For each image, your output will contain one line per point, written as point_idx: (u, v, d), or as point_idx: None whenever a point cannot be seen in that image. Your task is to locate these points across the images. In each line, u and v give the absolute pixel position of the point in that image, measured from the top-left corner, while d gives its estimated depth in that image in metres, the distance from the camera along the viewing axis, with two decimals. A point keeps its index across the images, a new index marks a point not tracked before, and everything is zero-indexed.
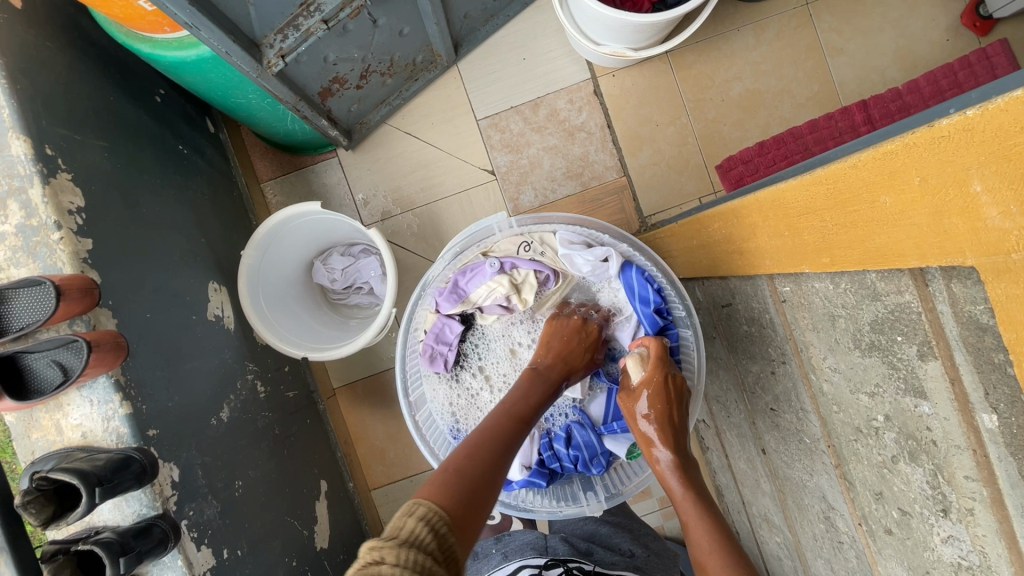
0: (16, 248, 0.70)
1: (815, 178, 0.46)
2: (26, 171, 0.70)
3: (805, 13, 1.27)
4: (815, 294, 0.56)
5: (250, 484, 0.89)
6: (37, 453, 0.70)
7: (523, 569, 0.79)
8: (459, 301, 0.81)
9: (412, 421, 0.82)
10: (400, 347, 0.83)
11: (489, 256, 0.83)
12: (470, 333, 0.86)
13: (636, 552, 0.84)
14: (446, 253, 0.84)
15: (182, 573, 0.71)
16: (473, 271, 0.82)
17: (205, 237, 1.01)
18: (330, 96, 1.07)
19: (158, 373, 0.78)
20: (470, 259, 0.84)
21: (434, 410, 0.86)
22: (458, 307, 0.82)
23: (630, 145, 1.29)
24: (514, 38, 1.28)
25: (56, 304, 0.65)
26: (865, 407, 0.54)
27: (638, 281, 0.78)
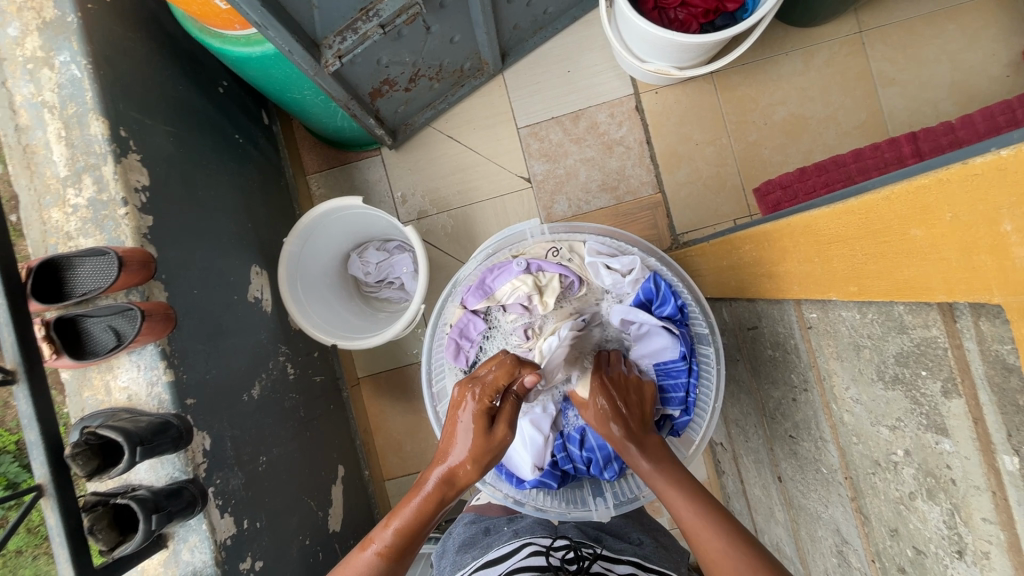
0: (86, 219, 0.76)
1: (848, 207, 0.47)
2: (102, 150, 0.76)
3: (857, 41, 1.26)
4: (841, 322, 0.56)
5: (273, 461, 0.93)
6: (86, 410, 0.76)
7: (527, 546, 0.72)
8: (485, 297, 0.84)
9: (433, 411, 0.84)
10: (425, 339, 0.85)
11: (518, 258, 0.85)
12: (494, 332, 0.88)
13: (645, 542, 0.79)
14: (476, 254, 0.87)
15: (205, 537, 0.74)
16: (500, 269, 0.84)
17: (252, 223, 1.07)
18: (379, 97, 1.11)
19: (200, 346, 0.83)
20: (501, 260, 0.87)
21: None
22: (484, 303, 0.84)
23: (668, 162, 1.29)
24: (560, 50, 1.31)
25: (117, 272, 0.70)
26: (885, 441, 0.54)
27: (662, 291, 0.78)
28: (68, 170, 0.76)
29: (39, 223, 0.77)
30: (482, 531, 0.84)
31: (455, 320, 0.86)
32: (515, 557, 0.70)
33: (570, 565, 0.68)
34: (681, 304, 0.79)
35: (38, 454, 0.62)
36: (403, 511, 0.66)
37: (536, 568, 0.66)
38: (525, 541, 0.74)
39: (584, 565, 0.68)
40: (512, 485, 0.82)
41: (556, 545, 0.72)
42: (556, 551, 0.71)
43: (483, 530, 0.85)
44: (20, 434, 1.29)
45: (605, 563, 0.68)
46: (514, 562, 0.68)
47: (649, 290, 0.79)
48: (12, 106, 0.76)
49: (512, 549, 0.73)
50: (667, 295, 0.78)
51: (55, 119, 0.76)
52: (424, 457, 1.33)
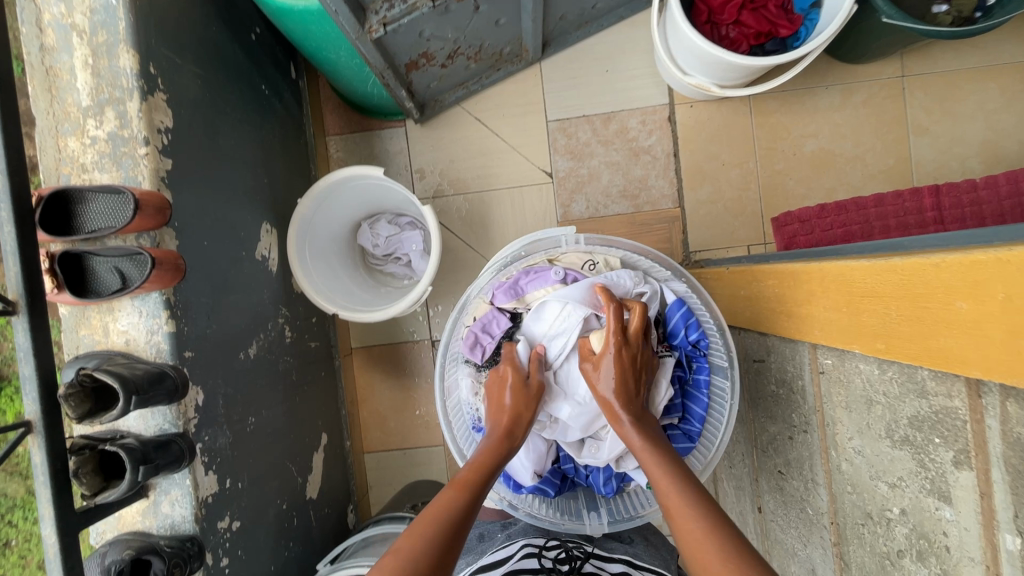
0: (104, 153, 0.74)
1: (892, 264, 0.46)
2: (128, 85, 0.73)
3: (898, 85, 1.25)
4: (857, 374, 0.56)
5: (262, 422, 0.93)
6: (81, 348, 0.74)
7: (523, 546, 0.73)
8: (515, 297, 0.80)
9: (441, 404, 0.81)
10: (445, 329, 0.81)
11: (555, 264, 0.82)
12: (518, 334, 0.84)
13: (636, 541, 0.82)
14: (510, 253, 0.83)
15: (187, 492, 0.74)
16: (536, 274, 0.80)
17: (268, 178, 1.05)
18: (415, 69, 1.09)
19: (204, 300, 0.81)
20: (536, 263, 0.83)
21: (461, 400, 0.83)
22: (513, 303, 0.80)
23: (691, 178, 1.29)
24: (602, 48, 1.28)
25: (133, 214, 0.68)
26: (881, 496, 0.55)
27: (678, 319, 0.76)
28: (90, 100, 0.73)
29: (53, 150, 0.74)
30: (476, 537, 0.87)
31: (479, 314, 0.82)
32: (509, 561, 0.70)
33: (562, 565, 0.68)
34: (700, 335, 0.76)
35: (31, 391, 0.61)
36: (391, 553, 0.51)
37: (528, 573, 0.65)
38: (520, 542, 0.75)
39: (576, 565, 0.68)
40: (508, 491, 0.80)
41: (549, 545, 0.73)
42: (550, 549, 0.72)
43: (478, 535, 0.88)
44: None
45: (597, 562, 0.69)
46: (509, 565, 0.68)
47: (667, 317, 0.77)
48: (39, 23, 0.73)
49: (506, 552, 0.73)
50: (687, 326, 0.76)
51: (84, 45, 0.73)
52: (407, 435, 1.34)
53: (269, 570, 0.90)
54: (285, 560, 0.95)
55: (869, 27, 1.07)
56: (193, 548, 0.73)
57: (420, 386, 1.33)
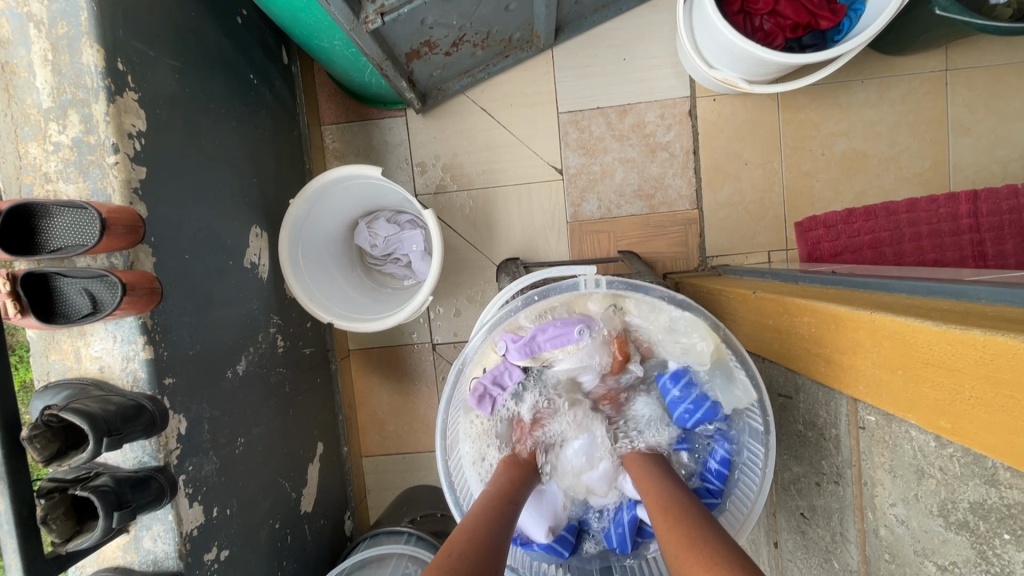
0: (69, 161, 0.66)
1: (967, 337, 0.40)
2: (93, 85, 0.65)
3: (940, 80, 1.15)
4: (907, 440, 0.50)
5: (253, 441, 0.88)
6: (52, 375, 0.69)
7: None
8: (529, 354, 0.73)
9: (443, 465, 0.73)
10: (448, 387, 0.71)
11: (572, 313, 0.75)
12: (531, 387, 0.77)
13: None
14: (519, 295, 0.70)
15: (171, 527, 0.70)
16: (554, 327, 0.73)
17: (257, 178, 0.97)
18: (416, 58, 1.00)
19: (186, 319, 0.75)
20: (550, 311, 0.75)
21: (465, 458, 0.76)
22: (526, 360, 0.73)
23: (712, 178, 1.20)
24: (619, 34, 1.18)
25: (100, 234, 0.61)
26: (927, 574, 0.49)
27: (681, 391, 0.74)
28: (52, 101, 0.66)
29: (13, 156, 0.67)
30: None
31: (488, 364, 0.76)
32: None
33: None
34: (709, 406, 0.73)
35: None
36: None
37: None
38: None
39: None
40: (515, 546, 0.75)
41: None
42: None
43: None
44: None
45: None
46: None
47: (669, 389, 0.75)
48: None
49: None
50: (689, 400, 0.73)
51: (42, 38, 0.65)
52: (406, 440, 1.30)
53: None
54: None
55: (918, 17, 0.97)
56: None
57: (420, 390, 1.28)
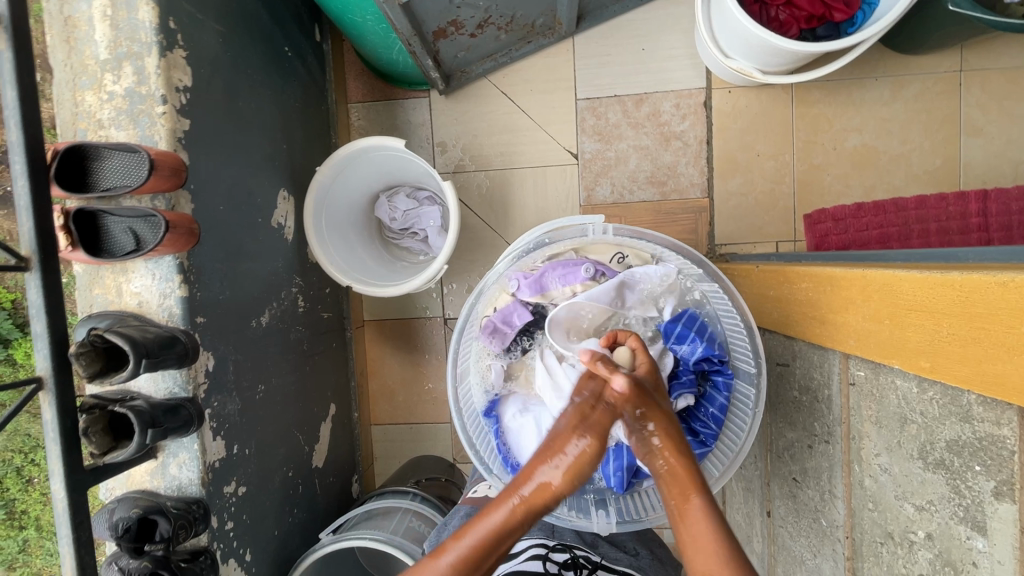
0: (121, 110, 0.72)
1: (948, 278, 0.43)
2: (147, 40, 0.71)
3: (954, 80, 1.17)
4: (892, 389, 0.53)
5: (271, 390, 0.93)
6: (95, 307, 0.74)
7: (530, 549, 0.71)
8: (539, 292, 0.76)
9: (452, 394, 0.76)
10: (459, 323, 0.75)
11: (581, 256, 0.78)
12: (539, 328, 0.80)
13: (642, 553, 0.79)
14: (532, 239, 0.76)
15: (195, 456, 0.74)
16: (565, 268, 0.76)
17: (287, 144, 1.02)
18: (442, 37, 1.04)
19: (217, 266, 0.80)
20: (562, 254, 0.78)
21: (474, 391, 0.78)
22: (536, 298, 0.77)
23: (723, 168, 1.23)
24: (639, 25, 1.22)
25: (147, 175, 0.67)
26: (906, 517, 0.52)
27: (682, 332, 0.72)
28: (108, 54, 0.71)
29: (71, 103, 0.72)
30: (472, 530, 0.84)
31: (499, 305, 0.79)
32: (514, 560, 0.70)
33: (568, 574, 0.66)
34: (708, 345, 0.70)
35: (42, 347, 0.61)
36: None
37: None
38: (527, 542, 0.73)
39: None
40: None
41: (556, 549, 0.70)
42: (556, 554, 0.69)
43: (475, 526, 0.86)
44: (17, 295, 1.30)
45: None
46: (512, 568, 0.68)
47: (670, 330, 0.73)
48: None
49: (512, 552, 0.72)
50: (690, 341, 0.71)
51: None
52: (414, 411, 1.34)
53: (272, 536, 0.91)
54: (289, 527, 0.96)
55: (932, 14, 1.00)
56: (199, 511, 0.73)
57: (430, 363, 1.32)
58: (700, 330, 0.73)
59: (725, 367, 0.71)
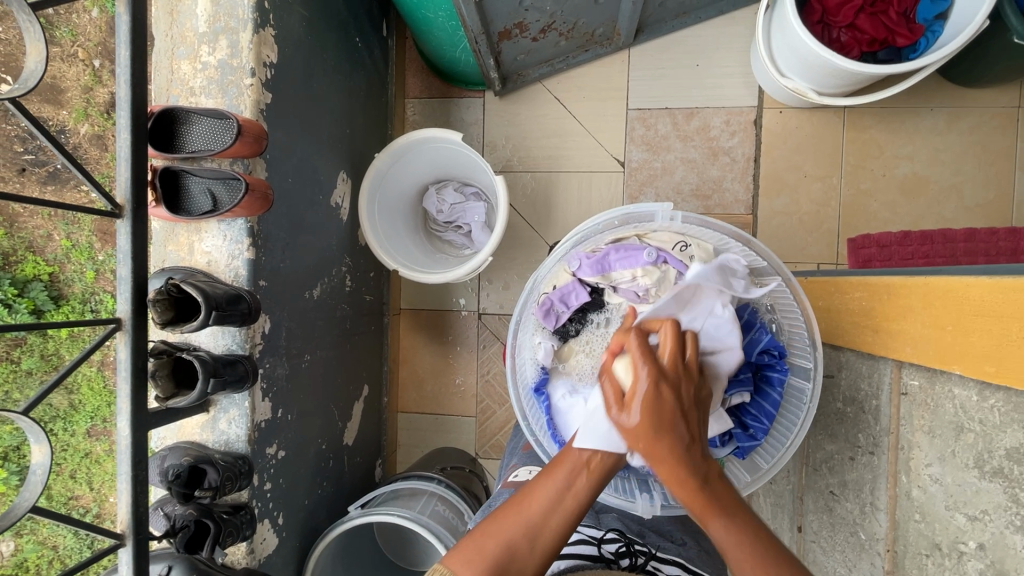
0: (212, 80, 0.77)
1: (1021, 283, 0.44)
2: (244, 16, 0.76)
3: (1012, 116, 1.16)
4: (948, 398, 0.53)
5: (316, 361, 0.95)
6: (167, 263, 0.78)
7: (574, 533, 0.71)
8: (599, 273, 0.76)
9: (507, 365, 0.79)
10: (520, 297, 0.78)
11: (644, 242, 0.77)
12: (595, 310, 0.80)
13: (689, 545, 0.79)
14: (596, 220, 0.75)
15: (245, 413, 0.77)
16: (627, 252, 0.76)
17: (350, 129, 1.07)
18: (506, 39, 1.08)
19: (281, 234, 0.84)
20: (624, 238, 0.78)
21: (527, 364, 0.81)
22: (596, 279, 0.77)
23: (769, 186, 1.24)
24: (695, 42, 1.25)
25: (233, 139, 0.71)
26: (956, 528, 0.52)
27: (746, 323, 0.73)
28: (207, 28, 0.77)
29: (167, 71, 0.78)
30: None
31: (559, 283, 0.79)
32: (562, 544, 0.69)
33: (622, 560, 0.66)
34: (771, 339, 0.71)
35: (124, 291, 0.64)
36: (523, 505, 0.51)
37: (586, 559, 0.65)
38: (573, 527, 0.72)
39: (637, 562, 0.66)
40: None
41: (606, 537, 0.70)
42: (607, 542, 0.69)
43: None
44: (55, 267, 1.35)
45: (657, 564, 0.65)
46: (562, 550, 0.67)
47: (736, 320, 0.73)
48: None
49: None
50: (756, 331, 0.72)
51: None
52: (441, 402, 1.35)
53: (303, 504, 0.93)
54: (318, 498, 0.98)
55: (994, 46, 1.00)
56: (244, 467, 0.76)
57: (461, 355, 1.34)
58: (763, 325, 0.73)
59: (781, 363, 0.72)
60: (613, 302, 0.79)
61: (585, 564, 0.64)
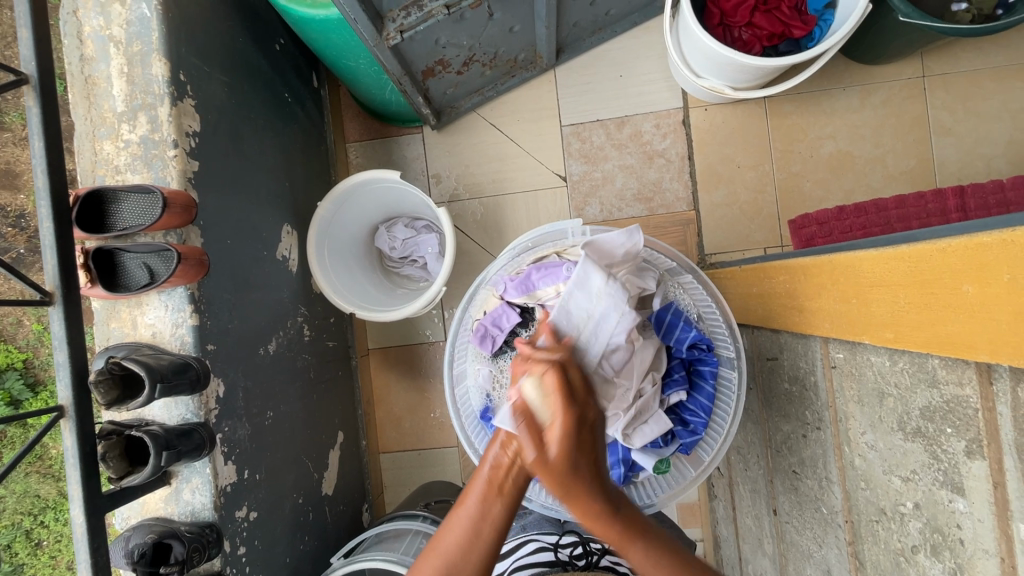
0: (136, 156, 0.78)
1: (899, 252, 0.47)
2: (160, 92, 0.77)
3: (919, 85, 1.23)
4: (868, 366, 0.55)
5: (280, 416, 0.95)
6: (112, 340, 0.78)
7: (532, 542, 0.74)
8: (526, 293, 0.77)
9: (450, 392, 0.82)
10: (454, 325, 0.81)
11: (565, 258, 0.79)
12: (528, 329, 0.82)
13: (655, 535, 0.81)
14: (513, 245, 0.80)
15: (207, 480, 0.77)
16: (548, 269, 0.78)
17: (289, 182, 1.08)
18: (431, 76, 1.12)
19: (225, 296, 0.84)
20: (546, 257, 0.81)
21: (471, 390, 0.84)
22: (523, 299, 0.77)
23: (706, 181, 1.28)
24: (615, 54, 1.30)
25: (160, 212, 0.72)
26: (895, 491, 0.54)
27: (671, 322, 0.75)
28: (125, 106, 0.78)
29: (90, 152, 0.79)
30: None
31: (489, 307, 0.82)
32: (521, 555, 0.72)
33: (579, 561, 0.68)
34: (697, 334, 0.74)
35: (64, 376, 0.64)
36: (440, 545, 0.51)
37: (544, 565, 0.67)
38: (532, 538, 0.75)
39: (592, 561, 0.69)
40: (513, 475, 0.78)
41: (565, 541, 0.73)
42: (565, 547, 0.71)
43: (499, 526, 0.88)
44: (28, 353, 1.33)
45: (612, 559, 0.69)
46: (522, 560, 0.70)
47: (661, 320, 0.76)
48: (80, 36, 0.78)
49: (518, 545, 0.75)
50: (682, 328, 0.74)
51: (119, 54, 0.78)
52: (421, 436, 1.35)
53: (285, 562, 0.92)
54: (300, 554, 0.97)
55: (886, 27, 1.06)
56: (212, 535, 0.75)
57: (434, 387, 1.34)
58: (688, 320, 0.76)
59: (710, 355, 0.75)
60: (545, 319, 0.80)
61: (543, 570, 0.66)
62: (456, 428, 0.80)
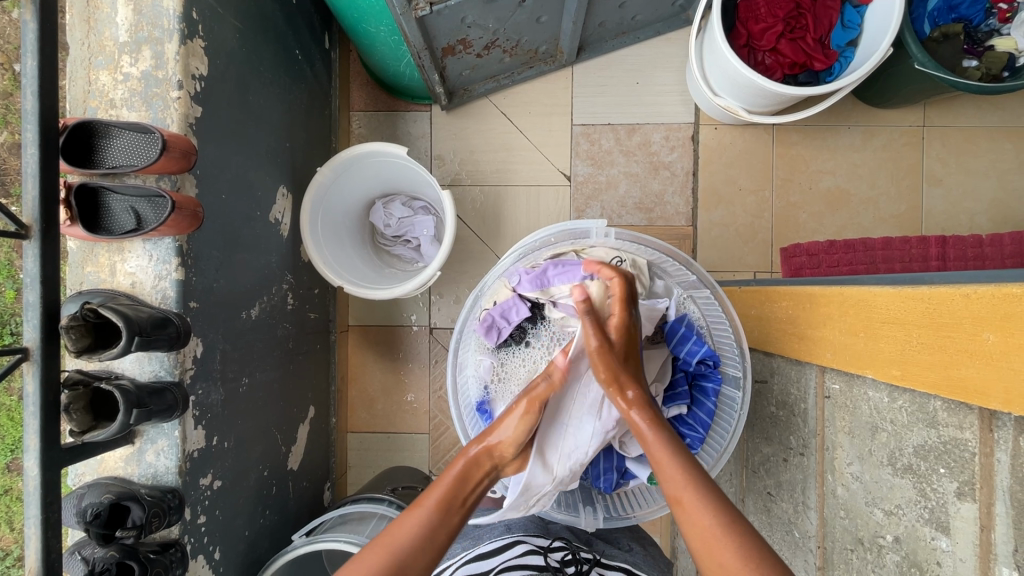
0: (135, 92, 0.73)
1: (918, 292, 0.48)
2: (170, 27, 0.72)
3: (918, 134, 1.27)
4: (864, 400, 0.57)
5: (255, 385, 0.91)
6: (85, 285, 0.73)
7: (521, 544, 0.72)
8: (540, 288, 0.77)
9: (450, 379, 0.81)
10: (462, 312, 0.80)
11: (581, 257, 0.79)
12: (535, 324, 0.82)
13: (634, 549, 0.81)
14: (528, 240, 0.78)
15: (174, 443, 0.73)
16: (565, 268, 0.77)
17: (290, 143, 1.04)
18: (450, 55, 1.09)
19: (214, 253, 0.80)
20: (562, 253, 0.80)
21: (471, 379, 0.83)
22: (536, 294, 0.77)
23: (707, 199, 1.29)
24: (634, 60, 1.29)
25: (157, 154, 0.68)
26: (875, 522, 0.55)
27: (683, 334, 0.77)
28: (128, 37, 0.73)
29: (84, 81, 0.74)
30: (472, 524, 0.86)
31: (499, 298, 0.80)
32: (509, 553, 0.71)
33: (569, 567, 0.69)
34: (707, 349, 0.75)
35: (32, 317, 0.59)
36: (390, 539, 0.52)
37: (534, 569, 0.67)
38: (519, 538, 0.74)
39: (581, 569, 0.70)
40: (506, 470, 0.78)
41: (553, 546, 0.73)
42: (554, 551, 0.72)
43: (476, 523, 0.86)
44: None
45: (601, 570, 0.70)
46: (510, 560, 0.69)
47: (675, 331, 0.77)
48: None
49: (505, 544, 0.73)
50: (693, 342, 0.76)
51: None
52: (393, 420, 1.32)
53: (243, 536, 0.88)
54: (259, 528, 0.93)
55: (899, 73, 1.09)
56: (173, 501, 0.71)
57: (412, 370, 1.31)
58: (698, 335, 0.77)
59: (714, 372, 0.77)
60: (554, 317, 0.80)
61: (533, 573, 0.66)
62: (453, 415, 0.79)
